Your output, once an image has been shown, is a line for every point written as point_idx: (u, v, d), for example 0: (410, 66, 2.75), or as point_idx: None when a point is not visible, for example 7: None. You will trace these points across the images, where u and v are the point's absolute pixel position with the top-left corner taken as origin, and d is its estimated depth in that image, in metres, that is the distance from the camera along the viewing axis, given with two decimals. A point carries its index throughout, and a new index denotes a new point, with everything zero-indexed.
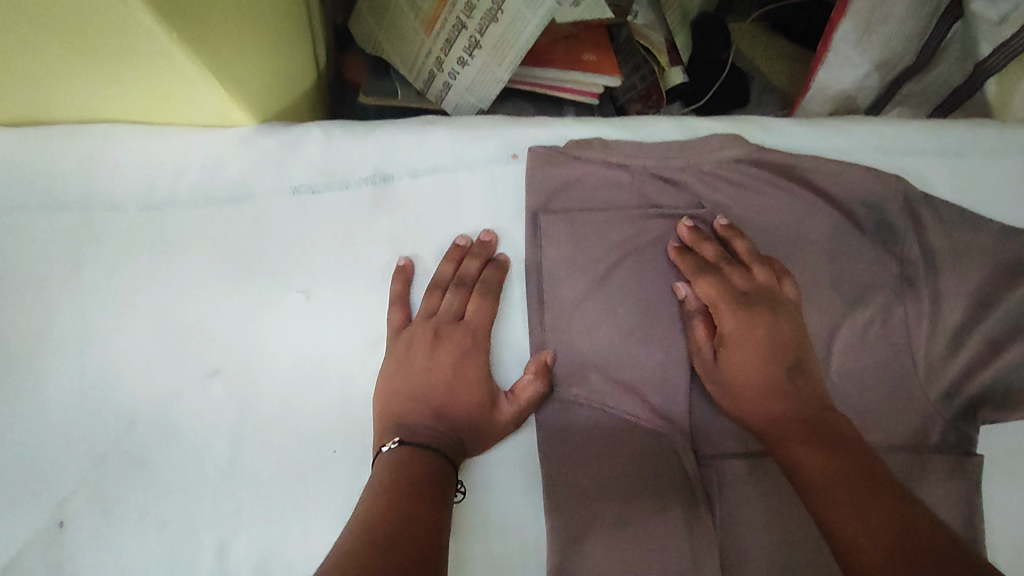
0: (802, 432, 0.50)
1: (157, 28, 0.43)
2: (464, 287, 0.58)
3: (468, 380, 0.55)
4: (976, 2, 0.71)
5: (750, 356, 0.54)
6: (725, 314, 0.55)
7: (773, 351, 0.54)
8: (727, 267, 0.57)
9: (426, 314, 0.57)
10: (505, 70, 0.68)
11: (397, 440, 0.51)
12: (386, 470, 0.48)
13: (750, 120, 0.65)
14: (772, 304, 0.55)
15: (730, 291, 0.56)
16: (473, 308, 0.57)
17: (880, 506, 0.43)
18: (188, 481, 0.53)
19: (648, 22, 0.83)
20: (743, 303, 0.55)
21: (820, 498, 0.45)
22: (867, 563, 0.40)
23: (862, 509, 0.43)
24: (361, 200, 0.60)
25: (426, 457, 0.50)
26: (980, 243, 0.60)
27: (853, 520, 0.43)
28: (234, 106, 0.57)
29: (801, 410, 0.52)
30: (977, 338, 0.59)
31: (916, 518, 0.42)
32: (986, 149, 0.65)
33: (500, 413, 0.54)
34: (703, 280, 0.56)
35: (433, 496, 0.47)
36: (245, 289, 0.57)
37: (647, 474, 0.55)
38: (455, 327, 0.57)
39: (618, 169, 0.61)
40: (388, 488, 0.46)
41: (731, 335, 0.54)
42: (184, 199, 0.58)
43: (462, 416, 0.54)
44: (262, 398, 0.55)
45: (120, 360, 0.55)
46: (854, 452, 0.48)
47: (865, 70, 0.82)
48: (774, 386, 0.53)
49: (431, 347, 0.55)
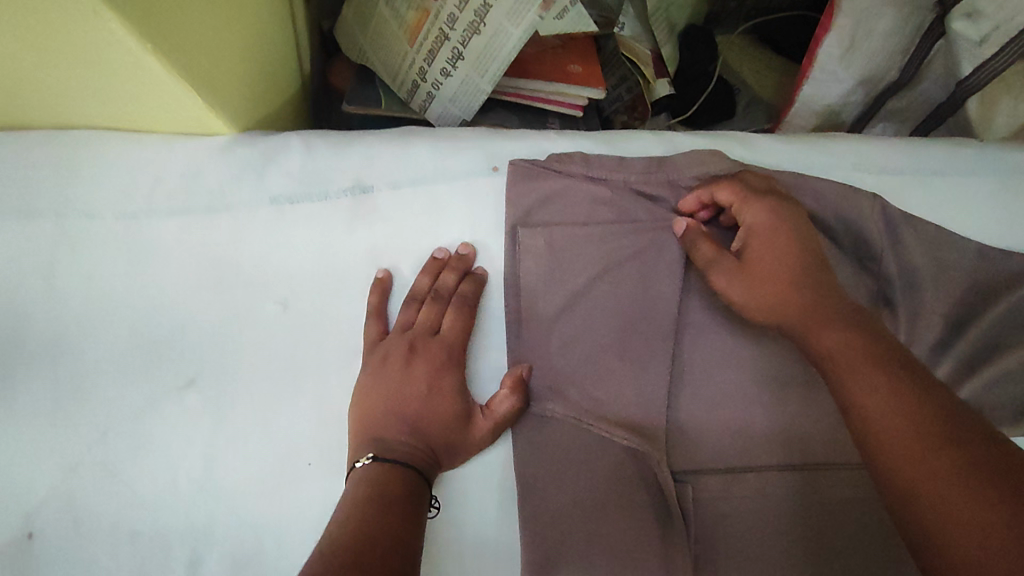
0: (843, 352, 0.47)
1: (131, 39, 0.43)
2: (441, 300, 0.58)
3: (445, 393, 0.55)
4: (956, 22, 0.70)
5: (770, 263, 0.54)
6: (748, 210, 0.56)
7: (794, 240, 0.55)
8: (743, 172, 0.59)
9: (402, 327, 0.57)
10: (488, 82, 0.68)
11: (371, 456, 0.50)
12: (358, 487, 0.48)
13: (730, 137, 0.66)
14: (785, 200, 0.57)
15: (751, 191, 0.57)
16: (449, 322, 0.57)
17: (901, 383, 0.43)
18: (161, 491, 0.53)
19: (635, 33, 0.85)
20: (763, 199, 0.56)
21: (844, 372, 0.46)
22: (885, 438, 0.41)
23: (881, 384, 0.43)
24: (341, 209, 0.60)
25: (400, 470, 0.50)
26: (956, 262, 0.60)
27: (872, 394, 0.43)
28: (213, 114, 0.57)
29: (819, 297, 0.51)
30: (951, 357, 0.60)
31: (933, 397, 0.41)
32: (963, 168, 0.65)
33: (475, 427, 0.54)
34: (722, 184, 0.58)
35: (405, 512, 0.47)
36: (221, 298, 0.57)
37: (621, 490, 0.55)
38: (431, 340, 0.57)
39: (599, 184, 0.61)
40: (360, 504, 0.46)
41: (758, 229, 0.55)
42: (162, 208, 0.58)
43: (436, 428, 0.53)
44: (237, 408, 0.55)
45: (95, 370, 0.55)
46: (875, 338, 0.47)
47: (849, 86, 0.83)
48: (797, 295, 0.52)
49: (406, 361, 0.55)
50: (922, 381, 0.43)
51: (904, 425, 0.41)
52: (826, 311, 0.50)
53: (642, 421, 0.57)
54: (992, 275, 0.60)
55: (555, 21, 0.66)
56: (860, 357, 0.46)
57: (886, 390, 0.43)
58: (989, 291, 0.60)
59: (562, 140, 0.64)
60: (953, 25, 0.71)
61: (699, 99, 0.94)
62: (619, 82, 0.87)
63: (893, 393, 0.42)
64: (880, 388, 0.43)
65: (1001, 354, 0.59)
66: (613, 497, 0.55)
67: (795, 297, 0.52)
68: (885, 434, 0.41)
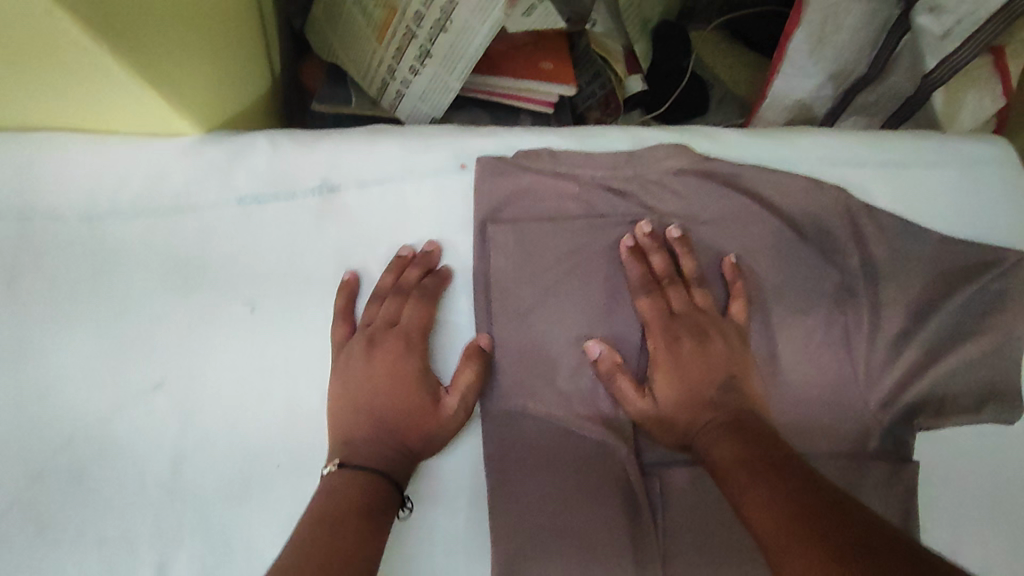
0: (707, 426, 0.54)
1: (82, 35, 0.43)
2: (402, 295, 0.58)
3: (409, 384, 0.55)
4: (921, 16, 0.71)
5: (677, 374, 0.57)
6: (656, 340, 0.58)
7: (699, 370, 0.57)
8: (667, 286, 0.60)
9: (365, 322, 0.58)
10: (456, 79, 0.68)
11: (338, 462, 0.51)
12: (321, 498, 0.48)
13: (697, 132, 0.66)
14: (701, 328, 0.59)
15: (666, 315, 0.59)
16: (407, 312, 0.57)
17: (745, 441, 0.51)
18: (130, 494, 0.53)
19: (607, 28, 0.81)
20: (674, 329, 0.58)
21: (710, 446, 0.53)
22: (751, 497, 0.47)
23: (734, 440, 0.52)
24: (309, 208, 0.60)
25: (368, 476, 0.50)
26: (918, 253, 0.61)
27: (730, 453, 0.51)
28: (178, 115, 0.57)
29: (708, 380, 0.57)
30: (915, 345, 0.60)
31: (772, 446, 0.50)
32: (927, 161, 0.66)
33: (443, 406, 0.55)
34: (644, 299, 0.59)
35: (365, 526, 0.47)
36: (188, 300, 0.57)
37: (590, 484, 0.56)
38: (389, 333, 0.57)
39: (567, 180, 0.62)
40: (320, 519, 0.46)
41: (663, 362, 0.58)
42: (127, 210, 0.58)
43: (405, 419, 0.54)
44: (205, 408, 0.55)
45: (59, 375, 0.55)
46: (753, 430, 0.52)
47: (818, 80, 0.84)
48: (689, 384, 0.57)
49: (367, 353, 0.56)
50: (756, 436, 0.52)
51: (742, 471, 0.49)
52: (701, 395, 0.56)
53: (611, 415, 0.58)
54: (953, 265, 0.61)
55: (522, 18, 0.65)
56: (719, 428, 0.53)
57: (738, 450, 0.51)
58: (951, 280, 0.61)
59: (531, 136, 0.64)
60: (917, 21, 0.71)
61: (672, 95, 0.95)
62: (593, 78, 0.88)
63: (741, 451, 0.51)
64: (729, 446, 0.51)
65: (963, 343, 0.60)
66: (582, 490, 0.55)
67: (686, 385, 0.57)
68: (733, 483, 0.49)
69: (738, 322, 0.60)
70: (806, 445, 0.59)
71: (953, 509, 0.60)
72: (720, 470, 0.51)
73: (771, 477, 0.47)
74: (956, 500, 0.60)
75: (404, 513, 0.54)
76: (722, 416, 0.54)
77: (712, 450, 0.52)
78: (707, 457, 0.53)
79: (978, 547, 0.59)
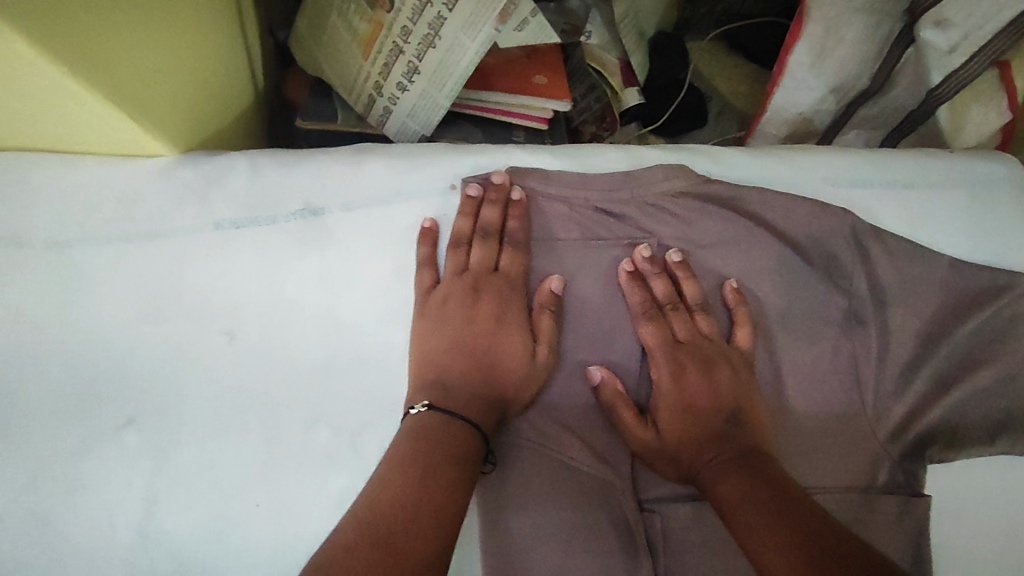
0: (712, 461, 0.52)
1: (39, 57, 0.40)
2: (490, 237, 0.58)
3: (511, 328, 0.56)
4: (925, 30, 0.69)
5: (681, 406, 0.56)
6: (660, 368, 0.57)
7: (705, 402, 0.55)
8: (671, 313, 0.58)
9: (455, 271, 0.58)
10: (446, 96, 0.65)
11: (426, 404, 0.51)
12: (408, 442, 0.48)
13: (697, 152, 0.63)
14: (707, 358, 0.57)
15: (671, 342, 0.58)
16: (508, 259, 0.59)
17: (749, 475, 0.49)
18: (100, 537, 0.50)
19: (602, 39, 0.81)
20: (680, 357, 0.57)
21: (714, 480, 0.50)
22: (757, 532, 0.44)
23: (738, 475, 0.49)
24: (290, 233, 0.57)
25: (455, 426, 0.50)
26: (928, 278, 0.59)
27: (733, 487, 0.48)
28: (149, 136, 0.54)
29: (715, 411, 0.55)
30: (926, 374, 0.58)
31: (780, 481, 0.48)
32: (936, 181, 0.64)
33: (537, 356, 0.56)
34: (647, 326, 0.58)
35: (444, 495, 0.45)
36: (163, 329, 0.54)
37: (587, 523, 0.53)
38: (493, 278, 0.58)
39: (560, 203, 0.59)
40: (405, 464, 0.46)
41: (664, 391, 0.56)
42: (97, 235, 0.55)
43: (506, 370, 0.55)
44: (180, 446, 0.52)
45: (24, 412, 0.52)
46: (759, 464, 0.50)
47: (820, 94, 0.81)
48: (696, 420, 0.55)
49: (471, 300, 0.57)
50: (761, 471, 0.49)
51: (749, 506, 0.46)
52: (708, 430, 0.54)
53: (607, 448, 0.56)
54: (964, 289, 0.59)
55: (515, 32, 0.63)
56: (724, 461, 0.51)
57: (742, 486, 0.48)
58: (963, 306, 0.58)
59: (524, 154, 0.61)
60: (922, 34, 0.69)
61: (671, 108, 0.93)
62: (587, 91, 0.85)
63: (745, 485, 0.48)
64: (733, 481, 0.49)
65: (975, 371, 0.58)
66: (579, 532, 0.52)
67: (694, 418, 0.55)
68: (737, 518, 0.46)
69: (746, 352, 0.58)
70: (812, 480, 0.57)
71: (964, 544, 0.57)
72: (723, 505, 0.48)
73: (779, 512, 0.45)
74: (967, 537, 0.58)
75: (488, 467, 0.53)
76: (730, 450, 0.52)
77: (716, 484, 0.50)
78: (712, 491, 0.50)
79: None
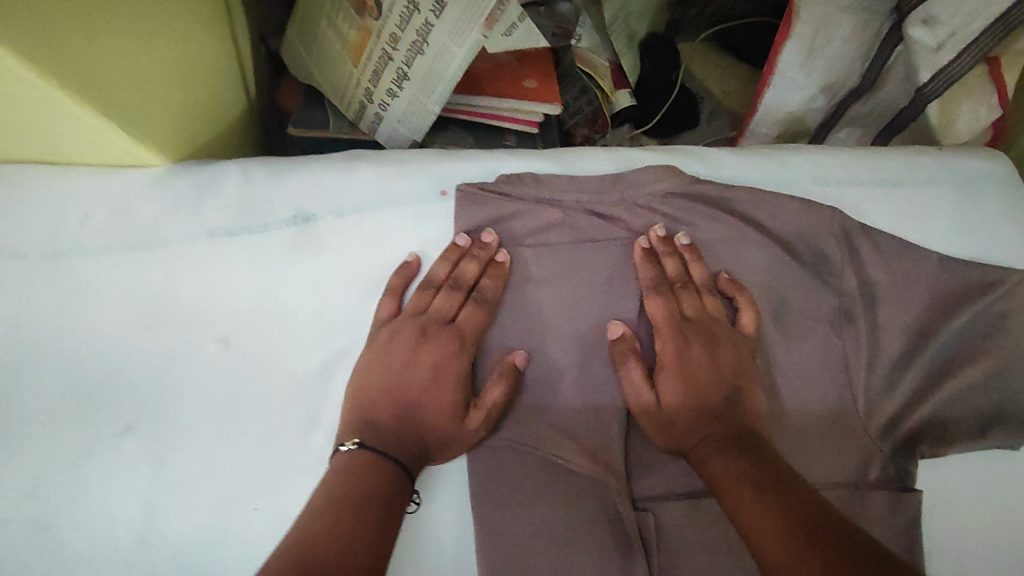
0: (708, 443, 0.52)
1: (33, 75, 0.41)
2: (459, 291, 0.57)
3: (445, 385, 0.54)
4: (913, 28, 0.69)
5: (685, 380, 0.55)
6: (665, 341, 0.57)
7: (706, 380, 0.55)
8: (680, 291, 0.58)
9: (414, 311, 0.57)
10: (435, 102, 0.66)
11: (357, 441, 0.50)
12: (338, 482, 0.47)
13: (686, 153, 0.64)
14: (711, 337, 0.57)
15: (677, 317, 0.57)
16: (466, 314, 0.57)
17: (746, 458, 0.49)
18: (98, 544, 0.51)
19: (593, 45, 0.79)
20: (686, 332, 0.57)
21: (707, 462, 0.51)
22: (752, 510, 0.45)
23: (735, 458, 0.49)
24: (283, 241, 0.57)
25: (384, 466, 0.48)
26: (918, 274, 0.59)
27: (729, 468, 0.49)
28: (143, 147, 0.54)
29: (713, 395, 0.55)
30: (914, 370, 0.58)
31: (776, 467, 0.48)
32: (926, 176, 0.64)
33: (470, 421, 0.54)
34: (654, 300, 0.58)
35: (374, 530, 0.44)
36: (160, 338, 0.55)
37: (580, 519, 0.53)
38: (444, 329, 0.56)
39: (551, 206, 0.59)
40: (333, 501, 0.45)
41: (669, 364, 0.56)
42: (92, 245, 0.55)
43: (433, 427, 0.53)
44: (178, 451, 0.53)
45: (22, 421, 0.52)
46: (757, 450, 0.50)
47: (811, 92, 0.81)
48: (697, 400, 0.55)
49: (415, 344, 0.55)
50: (755, 456, 0.49)
51: (744, 486, 0.47)
52: (707, 413, 0.54)
53: (601, 449, 0.56)
54: (954, 284, 0.59)
55: (504, 38, 0.61)
56: (720, 444, 0.51)
57: (738, 468, 0.48)
58: (952, 302, 0.59)
59: (514, 160, 0.62)
60: (910, 32, 0.69)
61: (662, 109, 0.93)
62: (579, 94, 0.86)
63: (741, 468, 0.48)
64: (728, 463, 0.49)
65: (964, 367, 0.58)
66: (572, 533, 0.53)
67: (695, 399, 0.55)
68: (733, 498, 0.47)
69: (751, 335, 0.58)
70: (810, 476, 0.57)
71: (958, 539, 0.58)
72: (719, 487, 0.48)
73: (776, 494, 0.45)
74: (962, 531, 0.58)
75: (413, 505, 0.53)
76: (718, 438, 0.52)
77: (711, 466, 0.50)
78: (704, 472, 0.50)
79: None
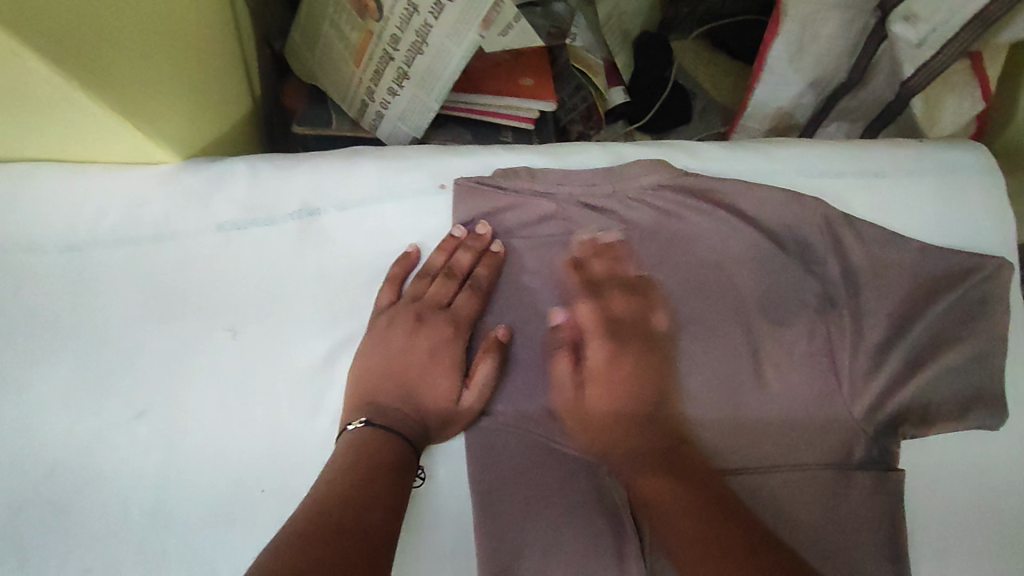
0: (631, 456, 0.56)
1: (53, 74, 0.43)
2: (455, 279, 0.60)
3: (442, 364, 0.58)
4: (896, 24, 0.71)
5: (614, 381, 0.59)
6: (595, 345, 0.60)
7: (633, 385, 0.59)
8: (635, 288, 0.62)
9: (411, 297, 0.60)
10: (435, 99, 0.69)
11: (364, 419, 0.53)
12: (348, 451, 0.50)
13: (675, 146, 0.66)
14: (642, 340, 0.60)
15: (605, 319, 0.61)
16: (462, 300, 0.60)
17: (672, 475, 0.54)
18: (113, 523, 0.53)
19: (587, 43, 0.83)
20: (617, 335, 0.60)
21: (631, 476, 0.55)
22: (681, 528, 0.50)
23: (661, 473, 0.54)
24: (288, 234, 0.60)
25: (391, 440, 0.52)
26: (899, 262, 0.62)
27: (660, 484, 0.54)
28: (155, 145, 0.57)
29: (642, 405, 0.59)
30: (898, 355, 0.59)
31: (703, 482, 0.54)
32: (907, 167, 0.66)
33: (466, 399, 0.57)
34: (617, 295, 0.61)
35: (386, 487, 0.48)
36: (171, 328, 0.57)
37: (574, 498, 0.56)
38: (439, 314, 0.59)
39: (545, 198, 0.62)
40: (348, 466, 0.49)
41: (597, 365, 0.60)
42: (106, 239, 0.58)
43: (430, 404, 0.56)
44: (189, 435, 0.55)
45: (40, 408, 0.55)
46: (685, 465, 0.55)
47: (800, 88, 0.84)
48: (625, 406, 0.58)
49: (411, 330, 0.58)
50: (681, 472, 0.54)
51: (673, 502, 0.52)
52: (636, 422, 0.58)
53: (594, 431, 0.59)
54: (934, 272, 0.61)
55: (498, 37, 0.65)
56: (642, 460, 0.56)
57: (664, 483, 0.53)
58: (933, 289, 0.61)
59: (511, 154, 0.64)
60: (893, 29, 0.71)
61: (657, 104, 0.95)
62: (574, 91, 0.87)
63: (666, 485, 0.53)
64: (658, 479, 0.54)
65: (945, 351, 0.60)
66: (567, 513, 0.55)
67: (619, 408, 0.58)
68: (664, 511, 0.52)
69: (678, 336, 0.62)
70: (792, 457, 0.60)
71: (938, 515, 0.60)
72: (648, 500, 0.53)
73: (702, 511, 0.51)
74: (940, 508, 0.60)
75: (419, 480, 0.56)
76: (658, 459, 0.56)
77: (640, 480, 0.55)
78: (634, 484, 0.55)
79: (963, 553, 0.60)
